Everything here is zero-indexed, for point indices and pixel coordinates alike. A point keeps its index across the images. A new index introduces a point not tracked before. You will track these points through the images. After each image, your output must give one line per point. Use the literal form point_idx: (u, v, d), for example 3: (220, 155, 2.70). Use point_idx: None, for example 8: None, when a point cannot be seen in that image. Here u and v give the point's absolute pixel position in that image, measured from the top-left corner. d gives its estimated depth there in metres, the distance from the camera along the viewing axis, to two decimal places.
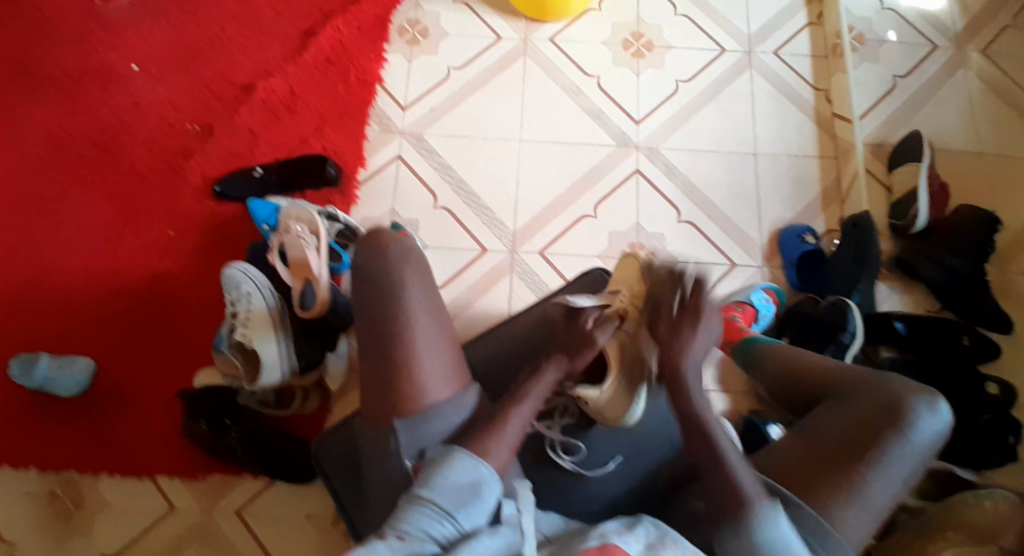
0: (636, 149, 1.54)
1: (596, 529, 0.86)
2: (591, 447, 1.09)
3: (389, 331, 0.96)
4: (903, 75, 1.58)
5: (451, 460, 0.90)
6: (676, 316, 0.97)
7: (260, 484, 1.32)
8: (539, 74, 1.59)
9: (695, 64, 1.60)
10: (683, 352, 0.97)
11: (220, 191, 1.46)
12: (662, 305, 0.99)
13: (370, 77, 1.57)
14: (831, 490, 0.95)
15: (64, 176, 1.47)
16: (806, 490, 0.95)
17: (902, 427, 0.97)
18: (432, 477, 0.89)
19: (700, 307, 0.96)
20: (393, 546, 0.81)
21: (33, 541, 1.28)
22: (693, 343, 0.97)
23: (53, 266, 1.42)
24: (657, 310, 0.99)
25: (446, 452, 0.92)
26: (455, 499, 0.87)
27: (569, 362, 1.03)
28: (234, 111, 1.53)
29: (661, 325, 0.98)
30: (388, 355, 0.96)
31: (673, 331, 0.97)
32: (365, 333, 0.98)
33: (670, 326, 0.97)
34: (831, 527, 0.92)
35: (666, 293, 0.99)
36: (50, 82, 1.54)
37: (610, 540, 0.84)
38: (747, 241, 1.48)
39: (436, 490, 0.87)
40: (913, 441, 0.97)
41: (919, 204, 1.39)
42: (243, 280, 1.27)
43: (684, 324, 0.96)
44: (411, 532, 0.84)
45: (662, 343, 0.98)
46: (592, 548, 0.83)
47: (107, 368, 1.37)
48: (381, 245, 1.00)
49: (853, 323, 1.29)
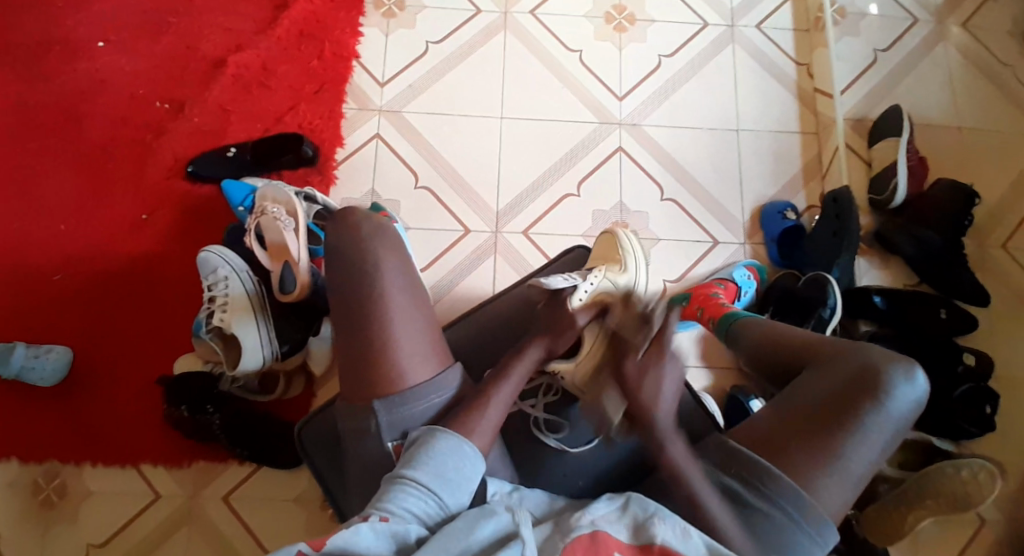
0: (619, 126, 1.53)
1: (585, 515, 0.86)
2: (575, 425, 1.08)
3: (364, 312, 0.95)
4: (884, 48, 1.58)
5: (433, 441, 0.90)
6: (643, 360, 0.96)
7: (247, 470, 1.31)
8: (519, 49, 1.57)
9: (677, 38, 1.59)
10: (653, 397, 0.93)
11: (192, 170, 1.43)
12: (628, 352, 0.98)
13: (346, 52, 1.53)
14: (810, 462, 0.93)
15: (36, 160, 1.44)
16: (785, 458, 0.93)
17: (879, 398, 0.95)
18: (413, 460, 0.89)
19: (666, 348, 0.97)
20: (377, 527, 0.81)
21: (17, 531, 1.27)
22: (662, 386, 0.94)
23: (28, 252, 1.39)
24: (621, 356, 0.99)
25: (427, 432, 0.92)
26: (438, 480, 0.87)
27: (553, 340, 1.04)
28: (207, 88, 1.49)
29: (628, 365, 0.96)
30: (368, 339, 0.94)
31: (640, 374, 0.95)
32: (341, 316, 0.97)
33: (638, 367, 0.95)
34: (809, 497, 0.91)
35: (631, 342, 1.00)
36: (17, 62, 1.49)
37: (600, 528, 0.85)
38: (729, 217, 1.48)
39: (420, 471, 0.88)
40: (890, 411, 0.95)
41: (899, 177, 1.40)
42: (220, 264, 1.26)
43: (650, 365, 0.95)
44: (396, 514, 0.83)
45: (630, 384, 0.95)
46: (582, 536, 0.84)
47: (84, 354, 1.34)
48: (353, 223, 1.00)
49: (833, 298, 1.28)
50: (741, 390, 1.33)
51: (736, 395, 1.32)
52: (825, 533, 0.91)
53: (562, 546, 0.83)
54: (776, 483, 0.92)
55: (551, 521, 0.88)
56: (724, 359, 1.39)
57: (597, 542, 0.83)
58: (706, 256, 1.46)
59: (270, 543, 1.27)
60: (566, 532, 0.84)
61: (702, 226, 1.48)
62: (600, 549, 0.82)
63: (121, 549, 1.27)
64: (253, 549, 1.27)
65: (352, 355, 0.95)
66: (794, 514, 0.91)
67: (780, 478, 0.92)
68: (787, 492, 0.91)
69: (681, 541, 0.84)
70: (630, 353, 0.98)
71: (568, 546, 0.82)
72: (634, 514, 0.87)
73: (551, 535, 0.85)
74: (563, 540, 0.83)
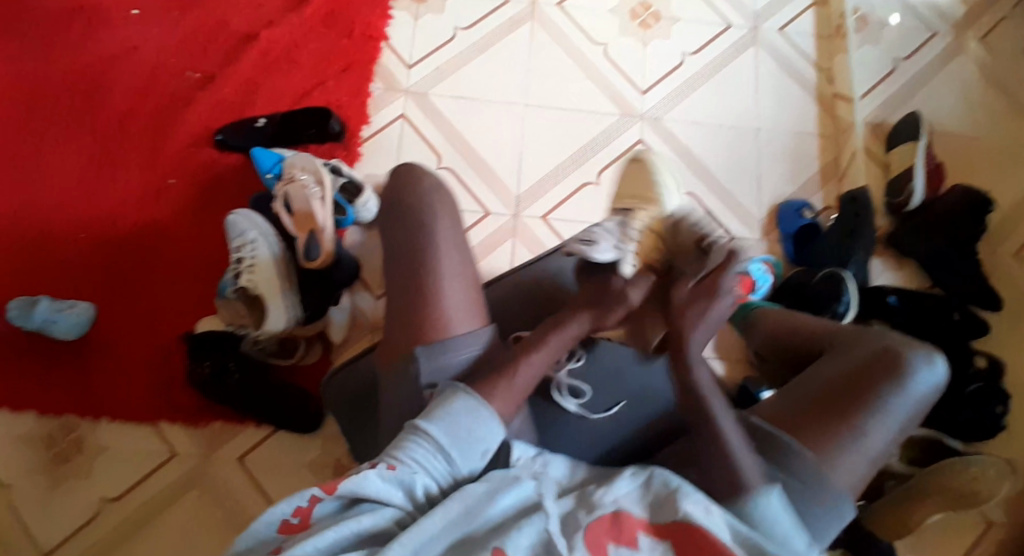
0: (640, 119, 1.55)
1: (609, 494, 0.88)
2: (594, 393, 1.12)
3: (418, 262, 0.99)
4: (904, 57, 1.61)
5: (453, 398, 0.91)
6: (696, 287, 1.02)
7: (262, 434, 1.32)
8: (546, 40, 1.59)
9: (700, 37, 1.62)
10: (694, 324, 1.00)
11: (220, 139, 1.45)
12: (683, 274, 1.04)
13: (375, 33, 1.56)
14: (831, 437, 0.95)
15: (63, 120, 1.46)
16: (806, 433, 0.96)
17: (899, 378, 0.98)
18: (430, 412, 0.90)
19: (723, 278, 1.01)
20: (384, 474, 0.85)
21: (27, 484, 1.28)
22: (708, 312, 1.01)
23: (52, 210, 1.41)
24: (673, 278, 1.04)
25: (450, 388, 0.93)
26: (450, 438, 0.88)
27: (597, 317, 1.03)
28: (237, 60, 1.51)
29: (678, 291, 1.02)
30: (418, 289, 0.98)
31: (689, 300, 1.01)
32: (396, 263, 1.00)
33: (688, 293, 1.02)
34: (830, 471, 0.94)
35: (691, 265, 1.04)
36: (49, 25, 1.51)
37: (623, 510, 0.87)
38: (746, 213, 1.51)
39: (433, 425, 0.89)
40: (910, 391, 0.98)
41: (914, 182, 1.43)
42: (248, 227, 1.28)
43: (702, 295, 1.01)
44: (403, 463, 0.87)
45: (676, 310, 1.01)
46: (605, 515, 0.86)
47: (104, 312, 1.36)
48: (416, 179, 1.04)
49: (848, 294, 1.30)
50: (754, 381, 1.32)
51: (749, 386, 1.31)
52: (843, 508, 0.95)
53: (584, 523, 0.85)
54: (796, 457, 0.94)
55: (574, 494, 0.90)
56: (739, 351, 1.41)
57: (619, 523, 0.85)
58: None
59: None
60: (589, 509, 0.87)
61: (720, 220, 1.50)
62: (624, 533, 0.85)
63: (133, 505, 1.28)
64: (263, 512, 1.28)
65: (402, 304, 0.99)
66: (813, 487, 0.94)
67: (802, 453, 0.94)
68: (808, 466, 0.94)
69: (705, 516, 0.86)
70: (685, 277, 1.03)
71: (590, 524, 0.85)
72: (658, 491, 0.89)
73: (574, 511, 0.87)
74: (587, 518, 0.86)
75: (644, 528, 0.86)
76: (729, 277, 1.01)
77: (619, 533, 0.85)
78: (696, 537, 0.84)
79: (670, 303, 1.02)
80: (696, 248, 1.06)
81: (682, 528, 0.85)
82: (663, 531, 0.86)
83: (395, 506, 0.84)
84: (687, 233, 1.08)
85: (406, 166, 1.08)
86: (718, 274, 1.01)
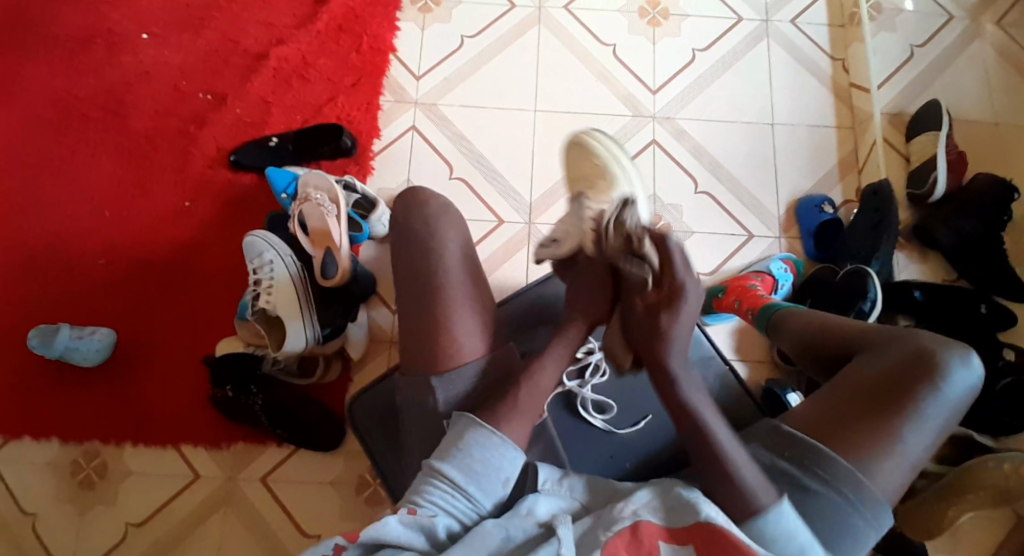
0: (653, 119, 1.53)
1: (626, 505, 0.88)
2: (622, 408, 1.14)
3: (427, 282, 1.01)
4: (921, 44, 1.57)
5: (463, 432, 0.92)
6: (655, 298, 0.95)
7: (285, 452, 1.32)
8: (553, 42, 1.57)
9: (712, 32, 1.59)
10: (671, 329, 0.94)
11: (235, 159, 1.45)
12: (635, 286, 0.97)
13: (383, 46, 1.54)
14: (869, 446, 0.95)
15: (79, 146, 1.47)
16: (843, 443, 0.95)
17: (936, 381, 0.96)
18: (444, 449, 0.92)
19: (677, 282, 0.94)
20: (405, 518, 0.86)
21: (57, 510, 1.29)
22: (674, 328, 0.94)
23: (70, 237, 1.42)
24: (630, 291, 0.98)
25: (461, 421, 0.94)
26: (463, 472, 0.90)
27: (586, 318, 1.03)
28: (247, 79, 1.51)
29: (637, 305, 0.97)
30: (429, 309, 1.00)
31: (651, 317, 0.95)
32: (404, 282, 1.02)
33: (646, 306, 0.96)
34: (867, 479, 0.94)
35: (634, 273, 0.97)
36: (60, 52, 1.52)
37: (642, 520, 0.87)
38: (765, 211, 1.48)
39: (450, 464, 0.90)
40: (948, 393, 0.96)
41: (937, 172, 1.40)
42: (266, 248, 1.28)
43: (661, 308, 0.95)
44: (424, 507, 0.88)
45: (645, 325, 0.96)
46: (625, 528, 0.86)
47: (125, 337, 1.37)
48: (421, 201, 1.06)
49: (874, 290, 1.27)
50: (777, 383, 1.32)
51: (773, 388, 1.30)
52: (882, 518, 0.95)
53: (603, 540, 0.85)
54: (835, 468, 0.94)
55: (592, 513, 0.90)
56: (761, 352, 1.39)
57: (638, 535, 0.86)
58: (742, 249, 1.46)
59: (312, 528, 1.29)
60: (609, 524, 0.87)
61: (737, 220, 1.48)
62: (643, 544, 0.85)
63: (160, 528, 1.29)
64: (291, 530, 1.29)
65: (412, 324, 1.01)
66: (854, 496, 0.94)
67: (837, 460, 0.94)
68: (844, 474, 0.94)
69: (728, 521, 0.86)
70: (637, 290, 0.97)
71: (609, 541, 0.85)
72: (677, 499, 0.89)
73: (592, 528, 0.87)
74: (605, 534, 0.86)
75: (665, 536, 0.86)
76: (682, 273, 0.94)
77: (638, 544, 0.85)
78: (717, 538, 0.85)
79: (635, 324, 0.97)
80: (630, 250, 0.97)
81: (709, 531, 0.85)
82: (685, 538, 0.86)
83: (417, 549, 0.84)
84: (616, 230, 0.99)
85: (410, 188, 1.08)
86: (670, 274, 0.94)
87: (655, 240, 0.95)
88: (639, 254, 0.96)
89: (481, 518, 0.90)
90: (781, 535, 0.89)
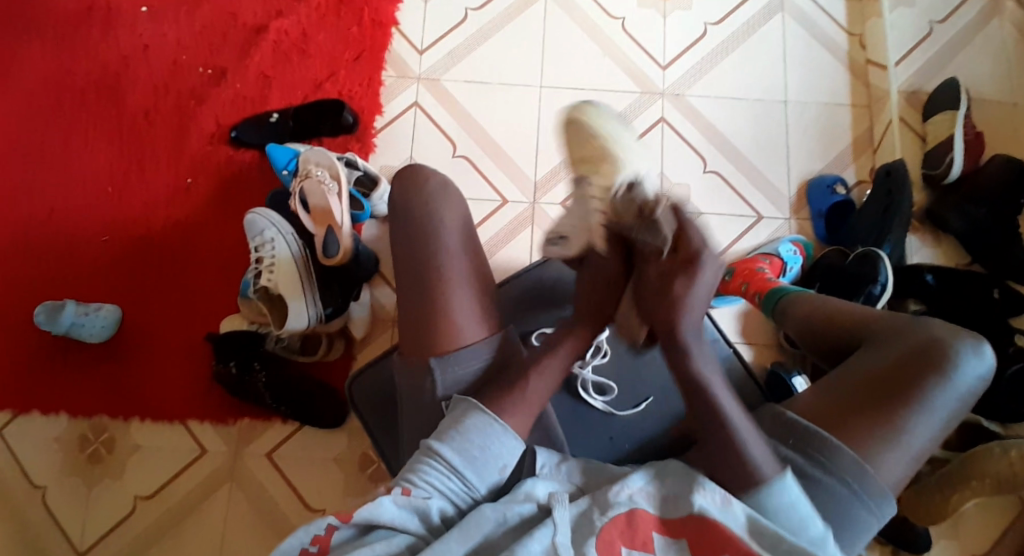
0: (661, 96, 1.50)
1: (623, 489, 0.88)
2: (622, 391, 1.13)
3: (425, 266, 1.00)
4: (940, 20, 1.52)
5: (463, 416, 0.92)
6: (669, 264, 0.93)
7: (290, 429, 1.33)
8: (560, 16, 1.54)
9: (723, 6, 1.55)
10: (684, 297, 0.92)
11: (236, 135, 1.44)
12: (649, 252, 0.95)
13: (385, 19, 1.52)
14: (875, 436, 0.93)
15: (81, 121, 1.46)
16: (849, 432, 0.94)
17: (945, 371, 0.94)
18: (443, 431, 0.91)
19: (694, 246, 0.92)
20: (399, 500, 0.86)
21: (65, 485, 1.31)
22: (690, 293, 0.92)
23: (74, 213, 1.42)
24: (642, 258, 0.96)
25: (462, 404, 0.94)
26: (461, 456, 0.89)
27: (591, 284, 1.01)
28: (248, 54, 1.50)
29: (651, 272, 0.95)
30: (426, 293, 0.99)
31: (664, 283, 0.93)
32: (403, 267, 1.02)
33: (661, 271, 0.94)
34: (871, 470, 0.93)
35: (646, 239, 0.94)
36: (61, 27, 1.51)
37: (637, 507, 0.87)
38: (774, 191, 1.46)
39: (448, 446, 0.90)
40: (957, 384, 0.95)
41: (954, 153, 1.37)
42: (266, 226, 1.28)
43: (676, 272, 0.93)
44: (419, 488, 0.87)
45: (659, 290, 0.94)
46: (619, 514, 0.86)
47: (129, 314, 1.37)
48: (421, 179, 1.04)
49: (884, 275, 1.24)
50: (781, 366, 1.31)
51: (777, 370, 1.30)
52: (885, 508, 0.94)
53: (597, 527, 0.85)
54: (839, 457, 0.93)
55: (587, 493, 0.89)
56: (767, 335, 1.37)
57: (634, 525, 0.86)
58: (749, 231, 1.44)
59: (317, 503, 1.30)
60: (603, 509, 0.87)
61: (745, 200, 1.45)
62: (637, 534, 0.86)
63: (168, 501, 1.30)
64: (296, 505, 1.30)
65: (409, 308, 1.00)
66: (857, 485, 0.92)
67: (841, 451, 0.93)
68: (848, 466, 0.92)
69: (720, 509, 0.87)
70: (651, 255, 0.94)
71: (603, 528, 0.85)
72: (671, 487, 0.89)
73: (587, 511, 0.87)
74: (601, 518, 0.86)
75: (659, 527, 0.87)
76: (698, 240, 0.92)
77: (633, 535, 0.86)
78: (709, 531, 0.86)
79: (648, 294, 0.95)
80: (642, 219, 0.93)
81: (699, 521, 0.86)
82: (677, 528, 0.87)
83: (410, 533, 0.85)
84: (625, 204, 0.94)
85: (413, 166, 1.06)
86: (685, 242, 0.92)
87: (669, 206, 0.93)
88: (651, 222, 0.93)
89: (475, 503, 0.89)
90: (778, 506, 0.88)
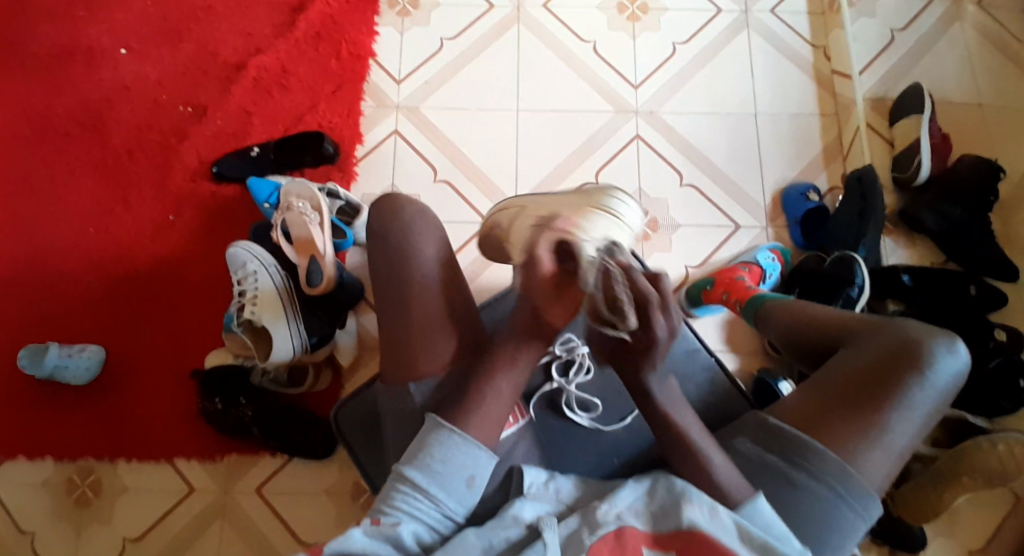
0: (636, 114, 1.53)
1: (611, 509, 0.88)
2: (604, 408, 1.15)
3: (409, 299, 0.99)
4: (901, 28, 1.56)
5: (426, 434, 0.92)
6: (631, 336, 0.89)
7: (279, 462, 1.32)
8: (532, 42, 1.57)
9: (692, 26, 1.59)
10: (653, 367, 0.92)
11: (217, 171, 1.45)
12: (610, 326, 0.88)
13: (363, 51, 1.54)
14: (857, 438, 0.94)
15: (62, 164, 1.47)
16: (831, 435, 0.95)
17: (922, 370, 0.96)
18: (408, 454, 0.92)
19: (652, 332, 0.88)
20: (370, 531, 0.87)
21: (53, 529, 1.29)
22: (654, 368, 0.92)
23: (56, 255, 1.41)
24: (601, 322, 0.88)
25: (426, 424, 0.93)
26: (426, 475, 0.90)
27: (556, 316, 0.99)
28: (227, 90, 1.51)
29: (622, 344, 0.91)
30: (410, 324, 0.99)
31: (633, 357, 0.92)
32: (385, 303, 1.01)
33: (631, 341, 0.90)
34: (855, 471, 0.94)
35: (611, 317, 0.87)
36: (40, 71, 1.52)
37: (625, 525, 0.87)
38: (749, 201, 1.48)
39: (412, 468, 0.91)
40: (933, 381, 0.96)
41: (922, 154, 1.39)
42: (249, 258, 1.28)
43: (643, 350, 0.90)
44: (388, 516, 0.88)
45: (632, 362, 0.93)
46: (609, 533, 0.86)
47: (113, 353, 1.36)
48: (396, 208, 1.03)
49: (860, 276, 1.26)
50: (770, 373, 1.32)
51: (764, 378, 1.31)
52: (871, 509, 0.95)
53: (588, 545, 0.86)
54: (822, 460, 0.94)
55: (576, 513, 0.90)
56: (752, 343, 1.39)
57: (623, 535, 0.86)
58: (728, 241, 1.45)
59: (308, 538, 1.29)
60: (592, 528, 0.87)
61: (720, 209, 1.48)
62: (626, 546, 0.86)
63: (158, 541, 1.28)
64: (286, 539, 1.28)
65: (394, 338, 1.00)
66: (841, 489, 0.94)
67: (824, 454, 0.94)
68: (831, 468, 0.94)
69: (710, 520, 0.87)
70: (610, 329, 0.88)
71: (594, 545, 0.85)
72: (662, 500, 0.90)
73: (577, 530, 0.87)
74: (591, 537, 0.86)
75: (648, 540, 0.87)
76: (659, 331, 0.88)
77: (622, 547, 0.86)
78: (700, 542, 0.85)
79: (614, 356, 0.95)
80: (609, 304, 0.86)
81: (687, 534, 0.86)
82: (668, 543, 0.87)
83: None
84: (605, 295, 0.86)
85: (387, 195, 1.06)
86: (645, 330, 0.88)
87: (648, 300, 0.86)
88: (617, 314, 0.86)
89: (451, 521, 0.90)
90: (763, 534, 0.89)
